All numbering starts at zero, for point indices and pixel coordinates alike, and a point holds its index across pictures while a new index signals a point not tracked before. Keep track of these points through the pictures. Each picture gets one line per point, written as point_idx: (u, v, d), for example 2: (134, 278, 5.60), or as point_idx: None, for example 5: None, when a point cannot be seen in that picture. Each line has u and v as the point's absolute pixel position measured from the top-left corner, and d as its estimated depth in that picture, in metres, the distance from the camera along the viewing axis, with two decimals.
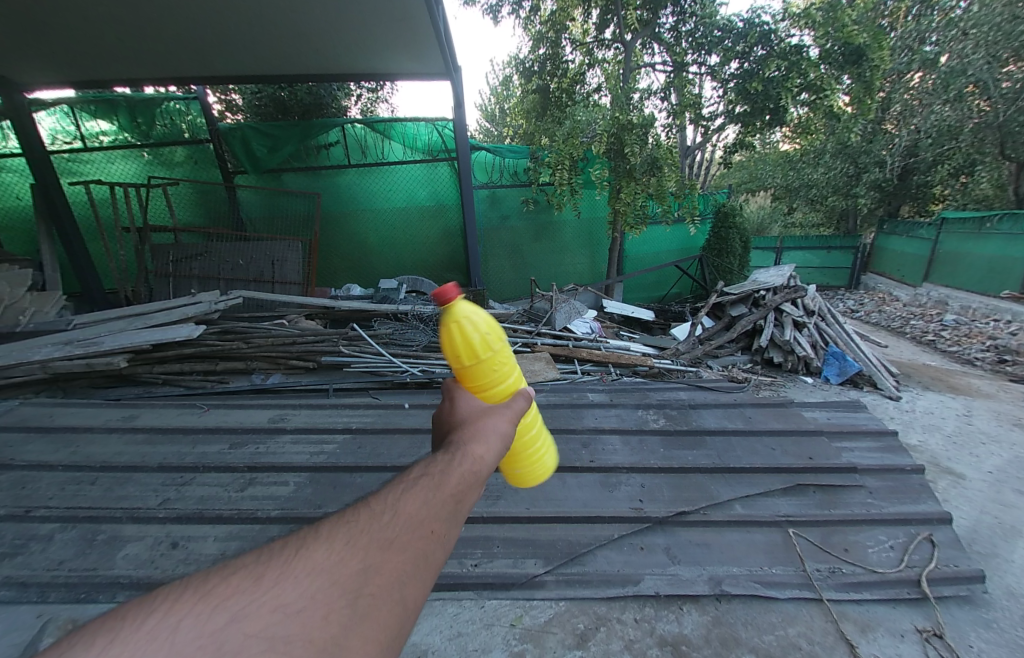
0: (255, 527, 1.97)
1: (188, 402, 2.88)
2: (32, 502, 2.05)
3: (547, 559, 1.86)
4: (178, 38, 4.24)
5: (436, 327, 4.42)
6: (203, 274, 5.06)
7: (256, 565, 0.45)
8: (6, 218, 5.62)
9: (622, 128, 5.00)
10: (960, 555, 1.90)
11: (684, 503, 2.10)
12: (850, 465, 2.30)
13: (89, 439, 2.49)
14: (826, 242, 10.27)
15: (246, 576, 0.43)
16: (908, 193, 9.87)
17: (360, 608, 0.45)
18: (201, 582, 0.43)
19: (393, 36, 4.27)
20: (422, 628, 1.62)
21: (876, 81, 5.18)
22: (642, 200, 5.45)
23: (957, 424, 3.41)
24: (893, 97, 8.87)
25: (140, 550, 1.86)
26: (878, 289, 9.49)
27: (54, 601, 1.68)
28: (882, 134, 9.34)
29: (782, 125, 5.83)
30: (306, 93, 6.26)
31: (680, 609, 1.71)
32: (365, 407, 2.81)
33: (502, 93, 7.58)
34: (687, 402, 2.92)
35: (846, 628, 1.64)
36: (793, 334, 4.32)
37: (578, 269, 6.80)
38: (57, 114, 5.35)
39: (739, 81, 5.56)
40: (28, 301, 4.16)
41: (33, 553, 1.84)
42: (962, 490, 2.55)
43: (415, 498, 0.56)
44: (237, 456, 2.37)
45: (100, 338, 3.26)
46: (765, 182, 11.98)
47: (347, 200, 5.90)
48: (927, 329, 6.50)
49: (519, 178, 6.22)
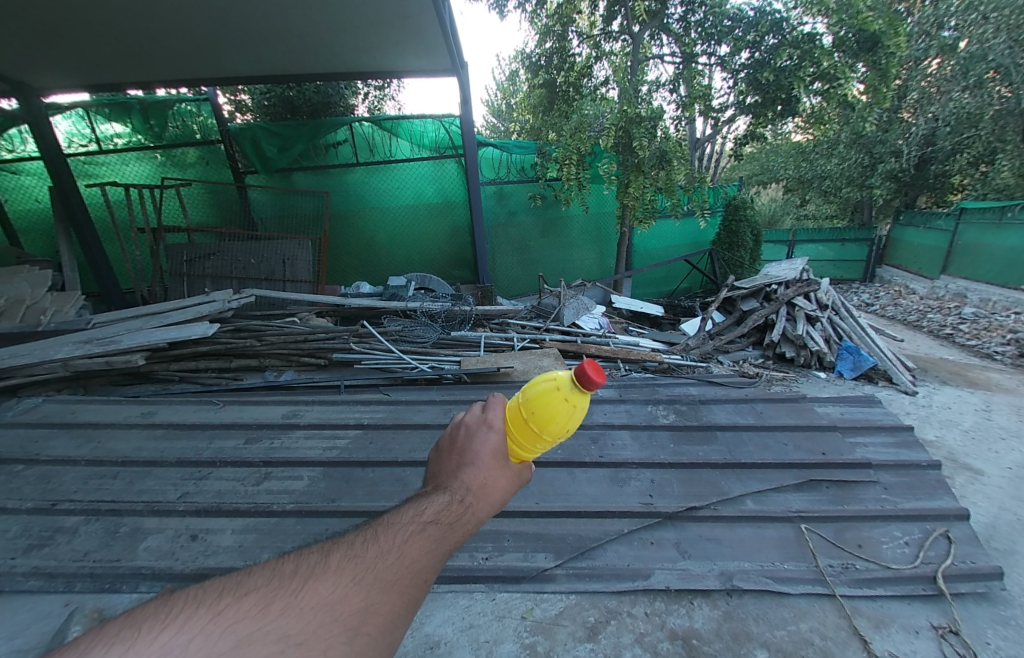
0: (271, 520, 2.01)
1: (204, 399, 2.94)
2: (57, 496, 2.12)
3: (557, 552, 1.87)
4: (188, 40, 4.29)
5: (445, 324, 4.45)
6: (217, 274, 5.15)
7: (267, 589, 0.46)
8: (25, 221, 5.76)
9: (631, 121, 4.95)
10: (978, 551, 1.87)
11: (695, 498, 2.09)
12: (864, 460, 2.27)
13: (110, 434, 2.56)
14: (840, 234, 10.06)
15: (254, 604, 0.43)
16: (925, 184, 9.64)
17: (357, 646, 0.43)
18: (214, 601, 0.43)
19: (399, 33, 4.27)
20: (435, 619, 1.65)
21: (892, 69, 5.06)
22: (651, 194, 5.40)
23: (975, 419, 3.34)
24: (909, 85, 8.66)
25: (161, 542, 1.91)
26: (894, 282, 9.30)
27: (80, 591, 1.74)
28: (898, 123, 9.14)
29: (795, 115, 5.73)
30: (314, 91, 6.30)
31: (691, 603, 1.71)
32: (376, 403, 2.84)
33: (509, 88, 7.55)
34: (697, 398, 2.90)
35: (859, 624, 1.63)
36: (806, 329, 4.25)
37: (586, 264, 6.77)
38: (73, 117, 5.46)
39: (750, 71, 5.48)
40: (48, 301, 4.27)
41: (59, 545, 1.90)
42: (980, 487, 2.50)
43: (418, 540, 0.53)
44: (253, 451, 2.42)
45: (118, 336, 3.34)
46: (777, 173, 11.77)
47: (355, 198, 5.94)
48: (945, 322, 6.36)
49: (526, 174, 6.20)
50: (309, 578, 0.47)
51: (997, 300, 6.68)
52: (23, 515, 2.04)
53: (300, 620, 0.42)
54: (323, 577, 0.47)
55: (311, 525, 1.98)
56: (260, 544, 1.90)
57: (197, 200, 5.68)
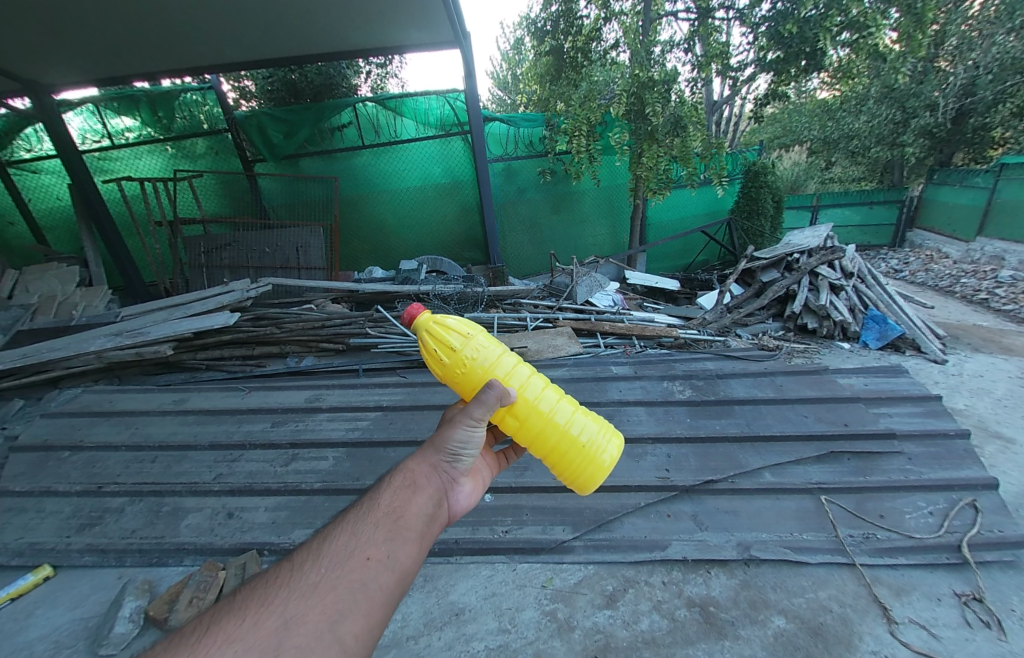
0: (300, 498, 2.10)
1: (230, 386, 3.05)
2: (103, 479, 2.26)
3: (575, 525, 1.91)
4: (188, 28, 4.24)
5: (458, 305, 4.47)
6: (234, 264, 5.25)
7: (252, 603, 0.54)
8: (50, 219, 5.95)
9: (643, 86, 4.75)
10: (1005, 520, 1.83)
11: (712, 472, 2.10)
12: (888, 431, 2.23)
13: (146, 421, 2.69)
14: (867, 197, 9.56)
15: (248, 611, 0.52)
16: (963, 138, 9.02)
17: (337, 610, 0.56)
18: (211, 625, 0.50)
19: (399, 7, 4.13)
20: (459, 590, 1.73)
21: (928, 12, 4.69)
22: (666, 163, 5.21)
23: (1009, 387, 3.22)
24: (947, 29, 8.04)
25: (200, 520, 2.03)
26: (925, 247, 8.85)
27: (130, 565, 1.87)
28: (934, 73, 8.51)
29: (820, 70, 5.39)
30: (316, 73, 6.21)
31: (708, 572, 1.74)
32: (394, 386, 2.91)
33: (515, 58, 7.32)
34: (714, 372, 2.87)
35: (879, 592, 1.63)
36: (830, 299, 4.12)
37: (598, 239, 6.64)
38: (84, 113, 5.52)
39: (771, 24, 5.15)
40: (79, 296, 4.44)
41: (109, 523, 2.04)
42: (1011, 456, 2.43)
43: (348, 538, 0.65)
44: (279, 433, 2.51)
45: (145, 328, 3.46)
46: (800, 134, 11.19)
47: (364, 181, 5.91)
48: (980, 287, 6.06)
49: (535, 148, 6.04)
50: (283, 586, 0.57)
51: None
52: (73, 497, 2.19)
53: (245, 637, 0.50)
54: (261, 610, 0.53)
55: (338, 502, 2.07)
56: (292, 521, 2.00)
57: (210, 191, 5.74)
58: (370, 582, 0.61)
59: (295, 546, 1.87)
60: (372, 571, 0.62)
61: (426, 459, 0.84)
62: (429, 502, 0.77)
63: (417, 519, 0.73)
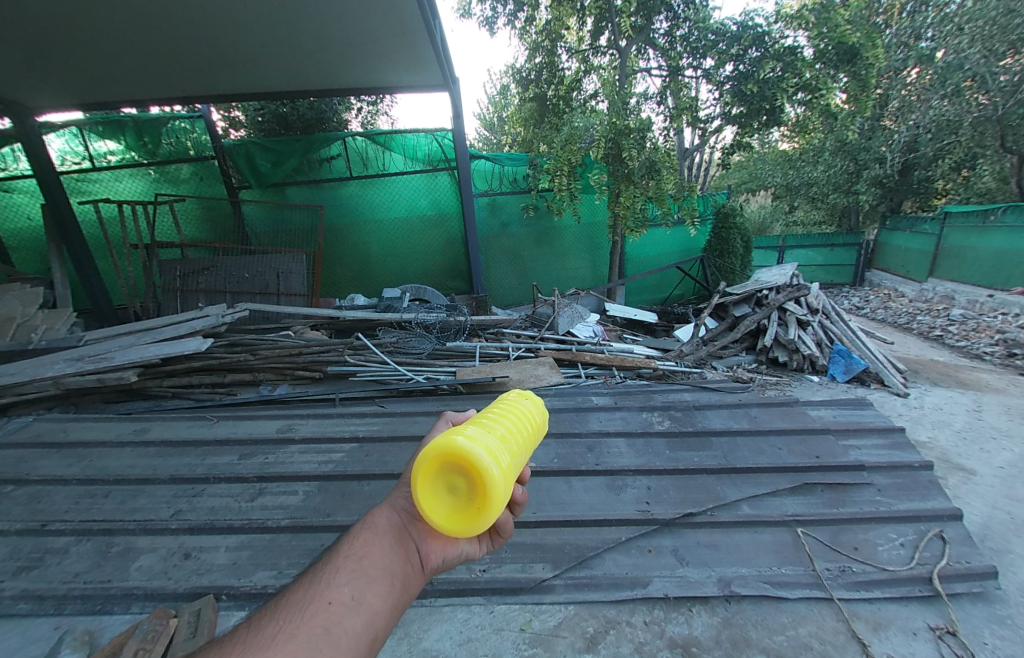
0: (266, 537, 1.99)
1: (197, 415, 2.92)
2: (47, 517, 2.09)
3: (555, 563, 1.86)
4: (183, 58, 4.33)
5: (440, 334, 4.47)
6: (211, 289, 5.16)
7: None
8: (18, 239, 5.76)
9: (620, 133, 5.09)
10: (971, 551, 1.89)
11: (691, 505, 2.10)
12: (857, 463, 2.30)
13: (102, 452, 2.53)
14: (828, 240, 10.24)
15: None
16: (909, 189, 9.88)
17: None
18: None
19: (392, 50, 4.35)
20: (433, 635, 1.63)
21: (871, 79, 5.23)
22: (642, 203, 5.49)
23: (967, 420, 3.38)
24: (889, 94, 8.97)
25: (153, 562, 1.88)
26: (883, 286, 9.45)
27: (70, 614, 1.70)
28: (880, 130, 9.39)
29: (780, 125, 5.90)
30: (307, 107, 6.40)
31: (690, 610, 1.70)
32: (371, 416, 2.86)
33: (500, 102, 7.73)
34: (691, 404, 2.94)
35: (857, 627, 1.63)
36: (798, 333, 4.31)
37: (579, 272, 6.83)
38: (66, 135, 5.48)
39: (734, 83, 5.61)
40: (40, 319, 4.25)
41: (48, 567, 1.86)
42: (973, 487, 2.53)
43: (310, 586, 0.60)
44: (247, 466, 2.40)
45: (111, 353, 3.31)
46: (766, 180, 12.02)
47: (349, 211, 5.98)
48: (934, 325, 6.45)
49: (519, 185, 6.27)
50: (234, 644, 0.50)
51: (984, 302, 6.83)
52: (12, 537, 2.00)
53: None
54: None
55: (306, 541, 1.96)
56: (254, 561, 1.87)
57: (191, 216, 5.69)
58: (335, 627, 0.55)
59: (257, 590, 1.74)
60: (336, 614, 0.56)
61: (395, 496, 0.77)
62: (402, 538, 0.69)
63: (392, 557, 0.66)
